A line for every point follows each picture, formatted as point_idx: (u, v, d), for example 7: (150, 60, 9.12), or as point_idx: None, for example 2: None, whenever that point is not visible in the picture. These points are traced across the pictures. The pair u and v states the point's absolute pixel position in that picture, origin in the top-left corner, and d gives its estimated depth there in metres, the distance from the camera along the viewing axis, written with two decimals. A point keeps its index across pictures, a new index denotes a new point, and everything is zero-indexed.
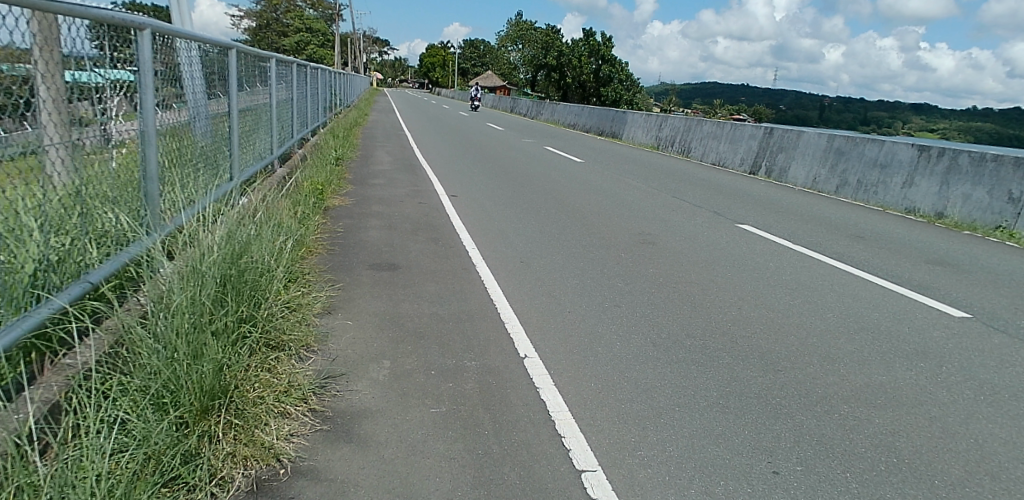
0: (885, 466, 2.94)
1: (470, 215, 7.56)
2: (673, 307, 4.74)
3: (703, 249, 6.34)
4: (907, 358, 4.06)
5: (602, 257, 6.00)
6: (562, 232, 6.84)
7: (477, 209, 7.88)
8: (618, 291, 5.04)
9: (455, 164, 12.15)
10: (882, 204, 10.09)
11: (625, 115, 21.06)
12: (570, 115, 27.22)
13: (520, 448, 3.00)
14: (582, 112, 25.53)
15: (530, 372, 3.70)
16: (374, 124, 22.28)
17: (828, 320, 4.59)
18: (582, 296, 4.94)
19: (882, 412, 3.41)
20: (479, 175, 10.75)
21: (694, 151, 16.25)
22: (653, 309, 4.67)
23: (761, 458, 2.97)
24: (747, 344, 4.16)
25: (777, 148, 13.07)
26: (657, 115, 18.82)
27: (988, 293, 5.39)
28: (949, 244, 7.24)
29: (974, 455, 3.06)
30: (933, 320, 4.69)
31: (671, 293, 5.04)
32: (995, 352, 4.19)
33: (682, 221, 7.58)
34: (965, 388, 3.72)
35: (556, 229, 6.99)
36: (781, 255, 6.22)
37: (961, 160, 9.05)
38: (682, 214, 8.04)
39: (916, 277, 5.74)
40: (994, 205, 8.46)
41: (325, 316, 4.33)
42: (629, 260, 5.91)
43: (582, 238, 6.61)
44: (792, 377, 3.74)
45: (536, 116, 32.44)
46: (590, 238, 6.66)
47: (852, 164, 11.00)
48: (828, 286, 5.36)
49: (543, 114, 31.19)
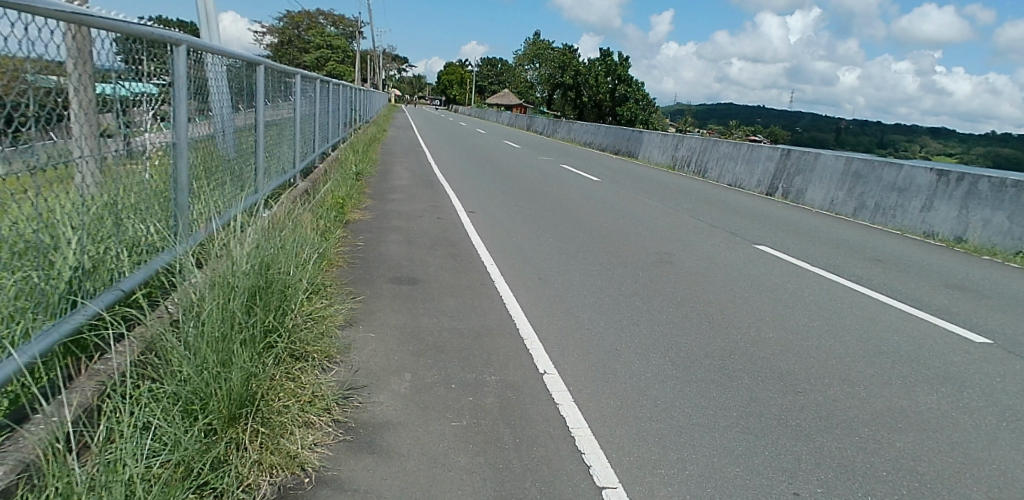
0: (907, 490, 2.95)
1: (488, 231, 7.62)
2: (692, 326, 4.76)
3: (722, 269, 6.35)
4: (928, 382, 4.04)
5: (620, 275, 6.02)
6: (579, 250, 6.87)
7: (495, 226, 7.95)
8: (636, 310, 5.06)
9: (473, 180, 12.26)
10: (901, 228, 10.04)
11: (642, 135, 21.18)
12: (587, 133, 27.35)
13: (541, 463, 3.02)
14: (598, 131, 25.74)
15: (549, 387, 3.72)
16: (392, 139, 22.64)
17: (848, 344, 4.57)
18: (600, 313, 4.96)
19: (903, 436, 3.42)
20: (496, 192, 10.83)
21: (710, 173, 16.30)
22: (671, 329, 4.69)
23: (782, 480, 2.99)
24: (766, 365, 4.15)
25: (794, 170, 13.09)
26: (674, 136, 18.88)
27: (1010, 319, 5.35)
28: (968, 268, 7.20)
29: (997, 480, 3.06)
30: (953, 345, 4.65)
31: (690, 313, 5.05)
32: (1017, 379, 4.16)
33: (699, 241, 7.60)
34: (987, 413, 3.71)
35: (574, 247, 7.03)
36: (800, 277, 6.22)
37: (980, 185, 9.05)
38: (698, 234, 8.06)
39: (936, 302, 5.69)
40: (1015, 230, 8.40)
41: (348, 327, 4.38)
42: (646, 279, 5.91)
43: (600, 257, 6.64)
44: (811, 398, 3.75)
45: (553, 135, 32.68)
46: (608, 256, 6.70)
47: (870, 187, 11.00)
48: (847, 308, 5.35)
49: (560, 133, 31.51)
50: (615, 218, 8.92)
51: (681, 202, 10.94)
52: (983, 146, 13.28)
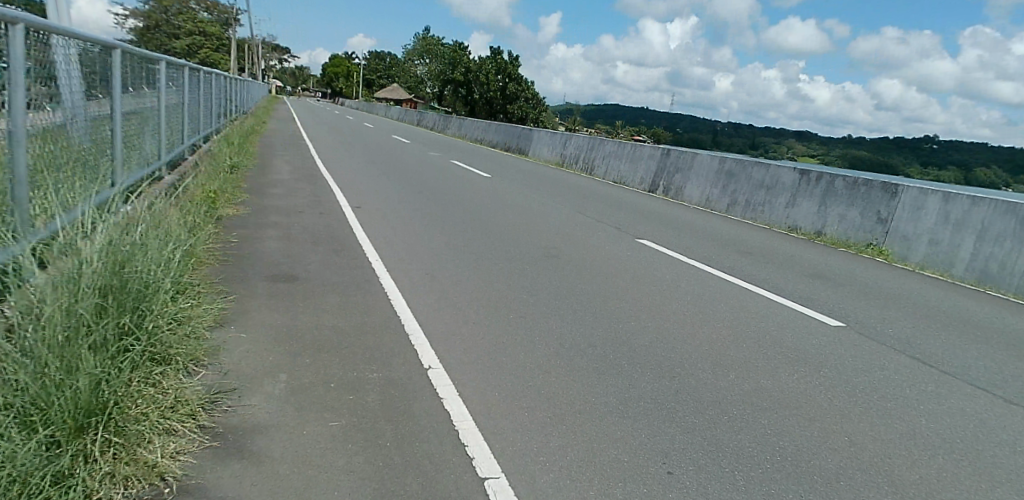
0: (770, 464, 3.20)
1: (375, 227, 7.46)
2: (577, 317, 4.90)
3: (605, 262, 6.60)
4: (790, 364, 4.39)
5: (509, 269, 6.10)
6: (470, 245, 6.88)
7: (382, 221, 7.80)
8: (524, 303, 5.14)
9: (360, 175, 11.97)
10: (768, 223, 10.88)
11: (531, 132, 21.68)
12: (478, 129, 27.52)
13: (423, 459, 2.98)
14: (488, 128, 26.10)
15: (433, 382, 3.69)
16: (272, 132, 21.58)
17: (719, 330, 4.88)
18: (487, 307, 4.99)
19: (768, 414, 3.70)
20: (386, 187, 10.64)
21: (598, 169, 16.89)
22: (556, 320, 4.80)
23: (657, 460, 3.14)
24: (643, 351, 4.35)
25: (673, 168, 13.87)
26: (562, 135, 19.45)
27: (859, 304, 5.94)
28: (826, 259, 7.93)
29: (846, 451, 3.41)
30: (812, 329, 5.10)
31: (575, 304, 5.20)
32: (864, 358, 4.63)
33: (585, 235, 7.85)
34: (840, 390, 4.10)
35: (463, 241, 7.04)
36: (678, 268, 6.58)
37: (836, 184, 9.94)
38: (584, 228, 8.33)
39: (797, 290, 6.21)
40: (865, 224, 9.27)
41: (218, 329, 4.12)
42: (536, 272, 6.02)
43: (489, 251, 6.69)
44: (686, 382, 3.96)
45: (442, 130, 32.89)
46: (496, 250, 6.77)
47: (741, 185, 11.84)
48: (720, 297, 5.72)
49: (449, 128, 31.68)
50: (507, 213, 9.02)
51: (570, 198, 11.26)
52: (841, 148, 14.70)
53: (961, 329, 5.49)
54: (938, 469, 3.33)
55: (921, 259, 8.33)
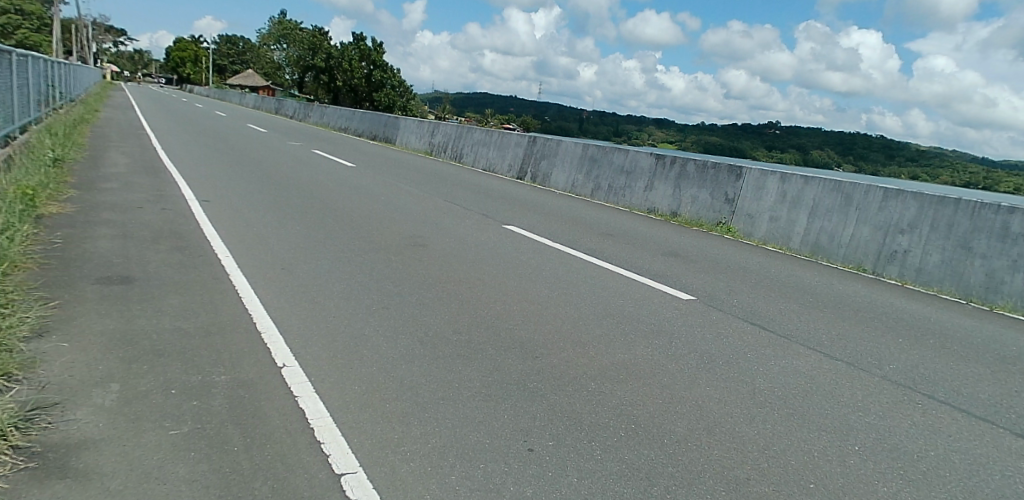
0: (624, 432, 3.41)
1: (226, 222, 7.08)
2: (442, 304, 4.95)
3: (469, 249, 6.71)
4: (645, 337, 4.68)
5: (374, 259, 6.03)
6: (333, 237, 6.71)
7: (236, 216, 7.41)
8: (390, 293, 5.11)
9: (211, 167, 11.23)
10: (630, 206, 11.51)
11: (398, 122, 21.45)
12: (341, 118, 26.85)
13: (275, 460, 2.89)
14: (353, 117, 25.51)
15: (288, 380, 3.59)
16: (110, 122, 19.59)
17: (579, 309, 5.11)
18: (349, 299, 4.91)
19: (623, 385, 3.94)
20: (242, 180, 10.09)
21: (467, 157, 17.04)
22: (421, 309, 4.82)
23: (518, 438, 3.25)
24: (498, 333, 4.47)
25: (539, 156, 14.27)
26: (428, 123, 19.56)
27: (707, 277, 6.45)
28: (684, 239, 8.52)
29: (693, 414, 3.71)
30: (666, 303, 5.48)
31: (440, 291, 5.25)
32: (710, 327, 5.05)
33: (452, 223, 7.92)
34: (690, 358, 4.44)
35: (325, 233, 6.87)
36: (541, 252, 6.83)
37: (688, 169, 10.70)
38: (451, 216, 8.40)
39: (653, 267, 6.65)
40: (715, 205, 10.08)
41: (35, 340, 3.74)
42: (403, 262, 6.00)
43: (355, 243, 6.57)
44: (548, 362, 4.12)
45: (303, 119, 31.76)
46: (361, 241, 6.67)
47: (603, 170, 12.41)
48: (581, 278, 5.99)
49: (311, 117, 30.68)
50: (375, 203, 8.87)
51: (443, 188, 11.26)
52: (695, 134, 15.88)
53: (795, 297, 6.12)
54: (771, 424, 3.71)
55: (764, 235, 9.22)
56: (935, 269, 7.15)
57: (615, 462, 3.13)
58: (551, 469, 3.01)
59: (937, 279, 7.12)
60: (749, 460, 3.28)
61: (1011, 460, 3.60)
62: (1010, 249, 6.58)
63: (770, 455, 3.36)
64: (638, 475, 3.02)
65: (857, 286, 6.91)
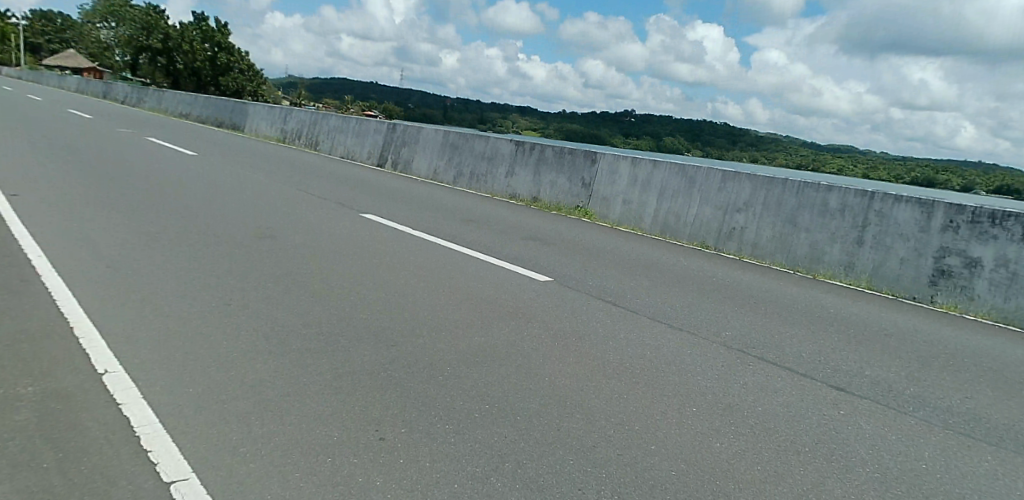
0: (479, 413, 3.52)
1: (43, 219, 6.42)
2: (293, 297, 4.85)
3: (323, 239, 6.60)
4: (502, 319, 4.85)
5: (220, 254, 5.77)
6: (174, 234, 6.31)
7: (57, 212, 6.75)
8: (237, 289, 4.91)
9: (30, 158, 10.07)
10: (492, 191, 12.78)
11: (246, 106, 21.92)
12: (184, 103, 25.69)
13: (94, 473, 2.67)
14: (195, 102, 25.25)
15: (112, 387, 3.36)
16: None
17: (438, 295, 5.19)
18: (189, 298, 4.66)
19: (479, 368, 4.05)
20: (69, 172, 9.17)
21: (321, 145, 18.05)
22: (271, 303, 4.68)
23: (369, 429, 3.24)
24: (347, 321, 4.48)
25: (400, 142, 15.29)
26: (282, 108, 20.13)
27: (564, 259, 6.78)
28: (550, 224, 8.85)
29: (547, 390, 3.90)
30: (525, 285, 5.69)
31: (292, 284, 5.13)
32: (565, 305, 5.32)
33: (306, 214, 7.73)
34: (546, 337, 4.66)
35: (162, 229, 6.44)
36: (399, 240, 6.85)
37: (547, 155, 12.02)
38: (305, 207, 8.20)
39: (513, 251, 6.89)
40: (573, 189, 11.48)
41: None
42: (254, 256, 5.78)
43: (201, 238, 6.22)
44: (403, 349, 4.15)
45: (142, 105, 29.69)
46: (203, 236, 6.33)
47: (465, 156, 13.62)
48: (440, 264, 6.07)
49: (150, 101, 28.82)
50: (226, 196, 8.42)
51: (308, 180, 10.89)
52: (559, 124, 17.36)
53: (646, 274, 6.60)
54: (619, 394, 3.97)
55: (618, 216, 10.70)
56: (767, 244, 8.73)
57: (468, 443, 3.21)
58: (402, 456, 3.03)
59: (770, 253, 8.70)
60: (598, 429, 3.49)
61: (830, 410, 4.11)
62: (828, 223, 8.25)
63: (618, 423, 3.60)
64: (491, 454, 3.11)
65: (705, 265, 7.57)
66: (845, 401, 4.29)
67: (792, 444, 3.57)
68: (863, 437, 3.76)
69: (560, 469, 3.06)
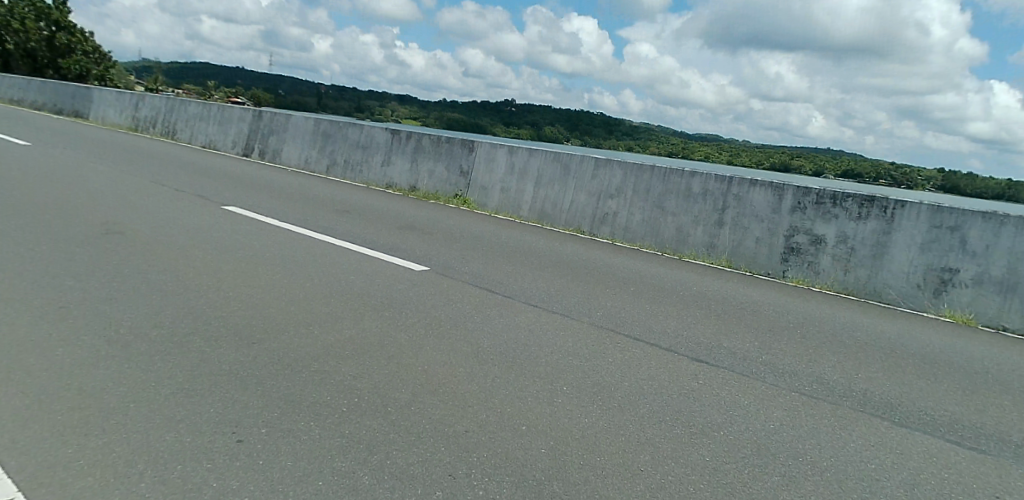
0: (346, 407, 3.51)
1: None
2: (146, 297, 4.66)
3: (184, 235, 6.37)
4: (375, 311, 4.91)
5: (66, 254, 5.42)
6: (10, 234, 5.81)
7: None
8: (82, 291, 4.64)
9: None
10: (367, 181, 13.01)
11: (93, 92, 21.14)
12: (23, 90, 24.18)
13: None
14: (33, 89, 23.97)
15: None
16: None
17: (306, 289, 5.19)
18: (23, 301, 4.37)
19: (349, 361, 4.06)
20: None
21: (179, 133, 17.88)
22: (123, 305, 4.47)
23: (226, 431, 3.13)
24: (199, 322, 4.34)
25: (268, 131, 15.36)
26: (134, 94, 19.75)
27: (440, 249, 6.94)
28: (432, 216, 8.97)
29: (420, 379, 3.96)
30: (399, 276, 5.81)
31: (146, 283, 4.93)
32: (440, 294, 5.47)
33: (167, 210, 7.39)
34: (419, 326, 4.76)
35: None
36: (269, 235, 6.73)
37: (424, 144, 12.24)
38: (165, 202, 7.83)
39: (388, 243, 6.97)
40: (451, 178, 11.81)
41: None
42: (106, 256, 5.47)
43: (43, 238, 5.79)
44: (267, 346, 4.10)
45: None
46: (43, 235, 5.89)
47: (337, 145, 13.82)
48: (311, 258, 6.04)
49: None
50: (75, 191, 7.86)
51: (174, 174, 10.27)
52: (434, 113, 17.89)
53: (522, 261, 6.88)
54: (492, 378, 4.12)
55: (496, 204, 11.12)
56: (638, 228, 9.40)
57: (334, 438, 3.18)
58: (263, 457, 2.94)
59: (640, 236, 9.38)
60: (471, 414, 3.59)
61: (690, 380, 4.49)
62: (692, 207, 8.99)
63: (490, 405, 3.73)
64: (359, 447, 3.10)
65: (583, 251, 7.95)
66: (706, 372, 4.68)
67: (653, 413, 3.86)
68: (716, 403, 4.14)
69: (430, 457, 3.10)
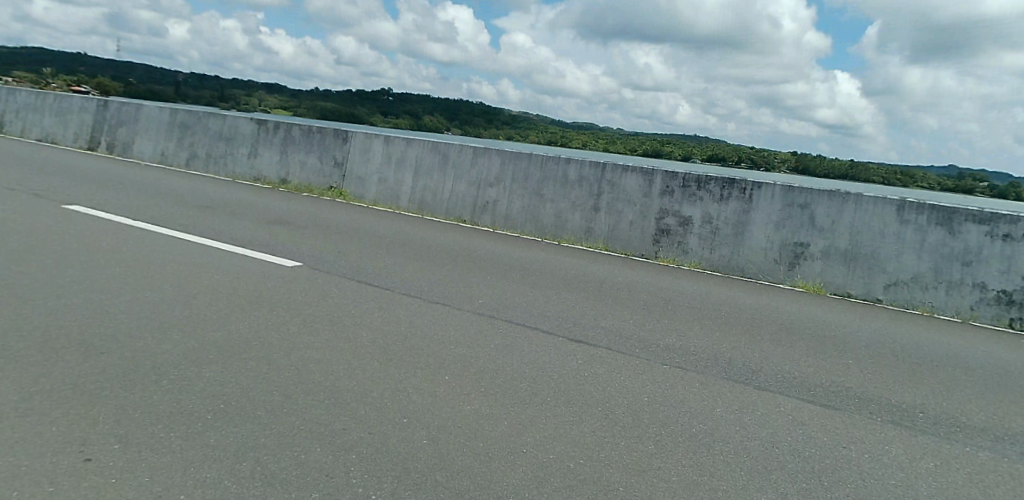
0: (212, 414, 3.36)
1: None
2: None
3: (19, 238, 5.82)
4: (241, 310, 4.78)
5: None
6: None
7: None
8: None
9: None
10: (233, 174, 12.52)
11: None
12: None
13: None
14: None
15: None
16: None
17: (162, 291, 4.95)
18: None
19: (213, 366, 3.92)
20: None
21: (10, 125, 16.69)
22: None
23: (72, 451, 2.87)
24: (30, 335, 3.99)
25: (116, 121, 14.43)
26: None
27: (312, 243, 6.82)
28: (309, 211, 8.74)
29: (292, 379, 3.90)
30: (269, 273, 5.71)
31: None
32: (311, 291, 5.40)
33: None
34: (290, 323, 4.69)
35: None
36: (121, 235, 6.30)
37: (293, 135, 11.87)
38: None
39: (257, 238, 6.77)
40: (325, 170, 11.55)
41: None
42: None
43: None
44: (116, 356, 3.86)
45: None
46: None
47: (197, 137, 13.17)
48: (169, 258, 5.76)
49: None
50: None
51: (10, 172, 9.18)
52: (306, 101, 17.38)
53: (400, 252, 6.92)
54: (368, 372, 4.14)
55: (373, 195, 11.04)
56: (518, 215, 9.67)
57: (199, 447, 3.02)
58: (115, 474, 2.72)
59: (521, 224, 9.64)
60: (348, 410, 3.57)
61: (567, 360, 4.75)
62: (569, 193, 9.38)
63: (367, 400, 3.74)
64: (226, 455, 2.97)
65: (466, 240, 8.07)
66: (582, 352, 4.96)
67: (530, 395, 4.05)
68: (589, 381, 4.39)
69: (306, 458, 3.03)
